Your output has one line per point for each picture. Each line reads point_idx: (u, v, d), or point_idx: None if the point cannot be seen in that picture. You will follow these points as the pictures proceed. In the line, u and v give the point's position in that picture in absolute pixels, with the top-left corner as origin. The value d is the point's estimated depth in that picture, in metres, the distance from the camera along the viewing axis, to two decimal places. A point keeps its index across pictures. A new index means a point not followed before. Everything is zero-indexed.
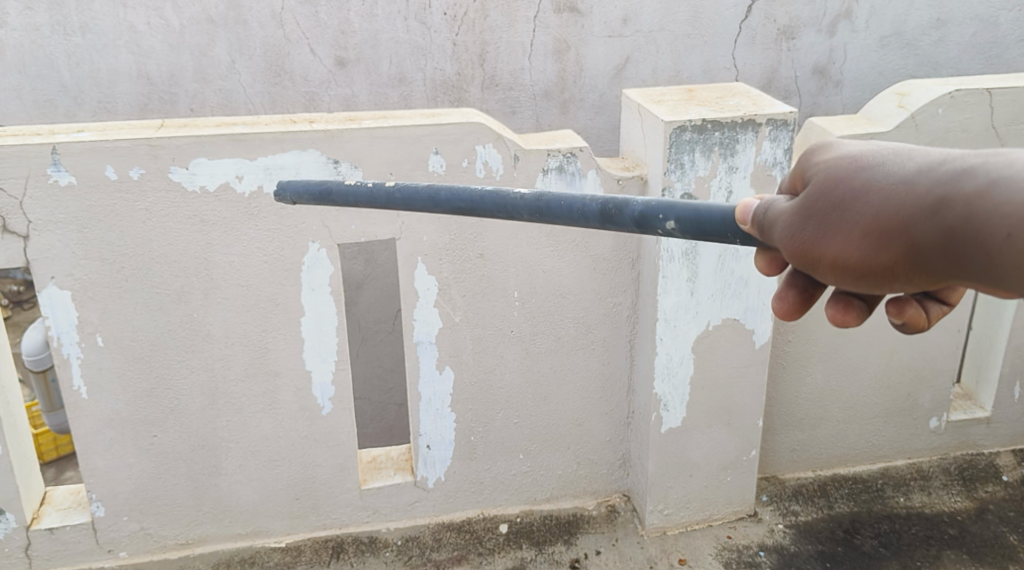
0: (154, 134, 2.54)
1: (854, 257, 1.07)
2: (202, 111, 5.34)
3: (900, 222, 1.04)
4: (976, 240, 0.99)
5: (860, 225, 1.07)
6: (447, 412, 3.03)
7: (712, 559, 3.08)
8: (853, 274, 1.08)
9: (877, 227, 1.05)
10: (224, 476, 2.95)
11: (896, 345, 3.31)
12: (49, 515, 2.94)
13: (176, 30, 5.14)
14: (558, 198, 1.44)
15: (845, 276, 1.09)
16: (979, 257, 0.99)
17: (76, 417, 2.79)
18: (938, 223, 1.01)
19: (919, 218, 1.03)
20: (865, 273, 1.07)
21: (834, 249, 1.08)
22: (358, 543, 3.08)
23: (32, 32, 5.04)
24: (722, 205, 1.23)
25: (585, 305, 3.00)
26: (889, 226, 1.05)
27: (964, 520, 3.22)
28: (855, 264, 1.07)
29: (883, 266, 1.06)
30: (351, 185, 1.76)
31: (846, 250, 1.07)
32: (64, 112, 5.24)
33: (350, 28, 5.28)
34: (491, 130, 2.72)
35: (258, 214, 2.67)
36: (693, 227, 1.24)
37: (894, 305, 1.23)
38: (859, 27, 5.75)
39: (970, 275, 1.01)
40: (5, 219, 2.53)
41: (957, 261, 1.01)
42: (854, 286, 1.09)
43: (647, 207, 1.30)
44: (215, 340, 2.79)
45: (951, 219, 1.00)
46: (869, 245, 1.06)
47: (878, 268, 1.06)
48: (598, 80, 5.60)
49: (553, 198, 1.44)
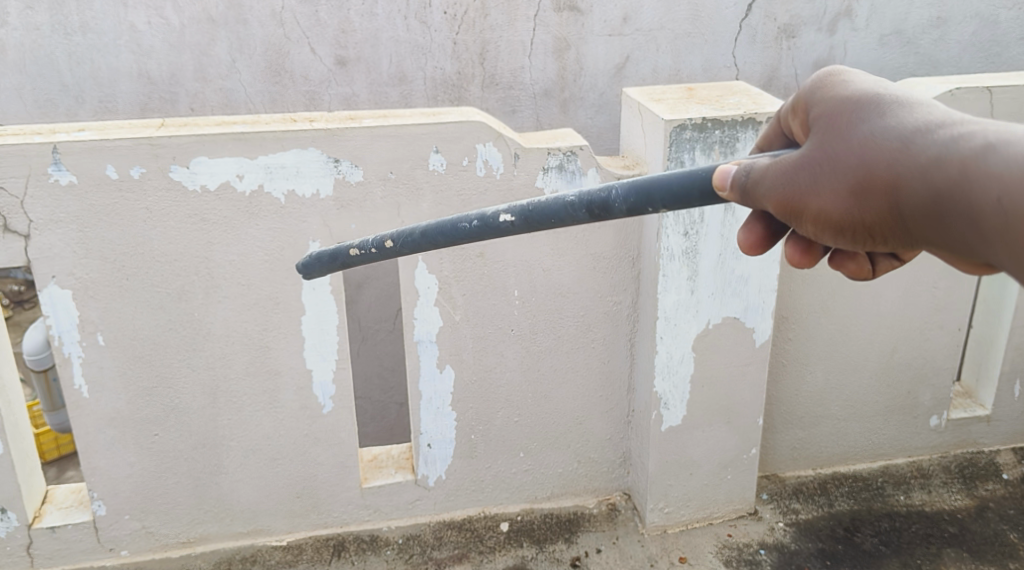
0: (155, 133, 2.54)
1: (837, 210, 1.11)
2: (202, 110, 5.38)
3: (886, 178, 1.07)
4: (958, 205, 1.01)
5: (846, 179, 1.11)
6: (447, 411, 3.04)
7: (713, 557, 3.08)
8: (835, 226, 1.12)
9: (863, 182, 1.09)
10: (225, 475, 2.96)
11: (896, 345, 3.32)
12: (50, 514, 2.95)
13: (176, 30, 5.18)
14: (542, 212, 1.44)
15: (827, 228, 1.13)
16: (960, 222, 1.02)
17: (77, 416, 2.80)
18: (922, 184, 1.04)
19: (905, 175, 1.06)
20: (846, 225, 1.12)
21: (817, 201, 1.13)
22: (358, 542, 3.09)
23: (33, 31, 5.08)
24: (693, 174, 1.27)
25: (584, 303, 3.00)
26: (874, 181, 1.09)
27: (964, 518, 3.22)
28: (837, 217, 1.12)
29: (864, 221, 1.10)
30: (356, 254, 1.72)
31: (830, 203, 1.12)
32: (65, 112, 5.29)
33: (350, 27, 5.31)
34: (492, 129, 2.72)
35: (258, 213, 2.67)
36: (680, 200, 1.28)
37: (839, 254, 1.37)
38: (859, 24, 5.91)
39: (948, 239, 1.04)
40: (5, 218, 2.53)
41: (936, 223, 1.04)
42: (835, 239, 1.14)
43: (630, 199, 1.33)
44: (215, 339, 2.79)
45: (936, 181, 1.03)
46: (852, 200, 1.10)
47: (859, 223, 1.11)
48: (598, 79, 5.69)
49: (537, 213, 1.44)
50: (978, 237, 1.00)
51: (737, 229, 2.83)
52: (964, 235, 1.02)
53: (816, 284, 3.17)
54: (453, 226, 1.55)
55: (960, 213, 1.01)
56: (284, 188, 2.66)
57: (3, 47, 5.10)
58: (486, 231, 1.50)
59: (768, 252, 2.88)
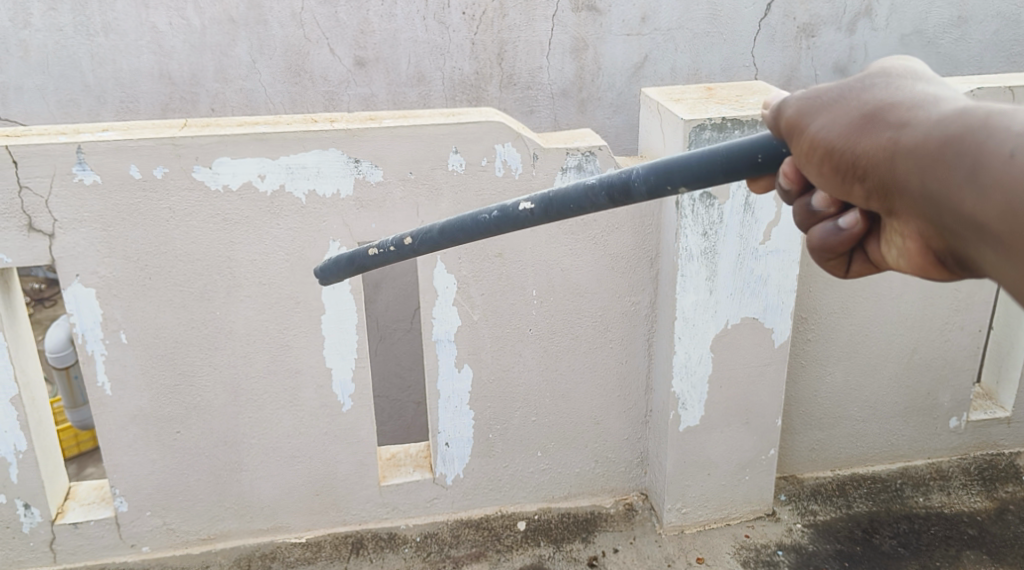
0: (178, 133, 2.57)
1: (835, 136, 1.16)
2: (223, 110, 5.43)
3: (898, 120, 1.13)
4: (951, 158, 1.05)
5: (857, 111, 1.16)
6: (466, 410, 3.05)
7: (731, 558, 3.08)
8: (826, 152, 1.17)
9: (876, 119, 1.14)
10: (245, 472, 2.98)
11: (916, 347, 3.31)
12: (72, 510, 2.98)
13: (197, 30, 5.22)
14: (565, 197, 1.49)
15: (819, 152, 1.18)
16: (947, 176, 1.06)
17: (100, 413, 2.83)
18: (926, 131, 1.09)
19: (914, 121, 1.11)
20: (836, 154, 1.16)
21: (822, 124, 1.18)
22: (377, 539, 3.10)
23: (56, 32, 5.14)
24: (715, 151, 1.31)
25: (602, 303, 3.01)
26: (883, 120, 1.14)
27: (984, 520, 3.21)
28: (834, 141, 1.17)
29: (856, 154, 1.15)
30: (375, 255, 1.75)
31: (831, 129, 1.17)
32: (88, 112, 5.34)
33: (369, 27, 5.34)
34: (511, 130, 2.72)
35: (280, 213, 2.69)
36: (703, 180, 1.32)
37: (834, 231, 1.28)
38: (880, 24, 5.90)
39: (928, 193, 1.08)
40: (30, 217, 2.56)
41: (924, 173, 1.08)
42: (820, 165, 1.19)
43: (651, 180, 1.36)
44: (236, 337, 2.82)
45: (939, 132, 1.07)
46: (853, 131, 1.15)
47: (850, 156, 1.15)
48: (616, 79, 5.69)
49: (559, 199, 1.49)
50: (963, 192, 1.04)
51: (756, 230, 2.82)
52: (948, 190, 1.06)
53: (835, 285, 3.16)
54: (473, 220, 1.60)
55: (950, 166, 1.05)
56: (305, 188, 2.68)
57: (27, 48, 5.16)
58: (508, 221, 1.56)
59: (787, 253, 2.88)
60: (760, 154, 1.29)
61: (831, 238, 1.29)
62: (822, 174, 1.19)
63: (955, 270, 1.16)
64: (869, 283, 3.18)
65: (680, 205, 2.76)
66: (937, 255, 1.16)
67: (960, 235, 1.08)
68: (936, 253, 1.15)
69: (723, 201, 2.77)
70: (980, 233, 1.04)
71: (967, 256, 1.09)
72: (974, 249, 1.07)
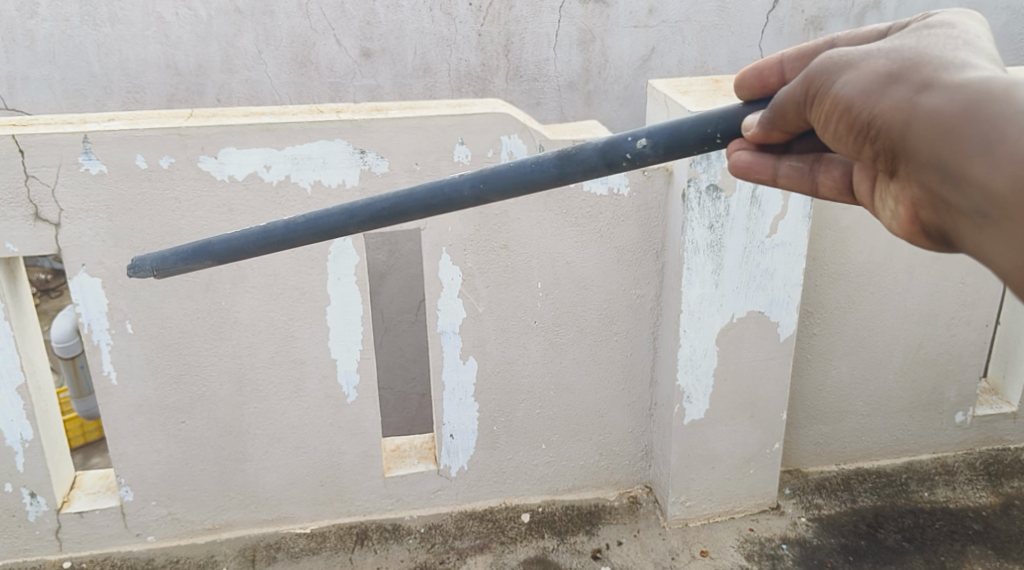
0: (183, 124, 2.57)
1: (857, 96, 1.22)
2: (229, 101, 5.43)
3: (920, 82, 1.17)
4: (967, 125, 1.09)
5: (881, 71, 1.21)
6: (470, 402, 3.05)
7: (735, 551, 3.08)
8: (844, 109, 1.23)
9: (897, 82, 1.19)
10: (251, 462, 2.99)
11: (922, 341, 3.30)
12: (78, 499, 3.00)
13: (204, 21, 5.21)
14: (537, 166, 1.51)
15: (839, 109, 1.24)
16: (959, 144, 1.10)
17: (106, 403, 2.84)
18: (946, 95, 1.13)
19: (938, 84, 1.15)
20: (856, 112, 1.22)
21: (843, 83, 1.23)
22: (381, 530, 3.11)
23: (62, 22, 5.14)
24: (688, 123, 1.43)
25: (607, 295, 3.00)
26: (905, 81, 1.18)
27: (990, 515, 3.21)
28: (853, 100, 1.22)
29: (874, 114, 1.20)
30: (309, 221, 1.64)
31: (853, 88, 1.22)
32: (94, 103, 5.35)
33: (376, 19, 5.32)
34: (517, 121, 2.72)
35: (285, 204, 2.69)
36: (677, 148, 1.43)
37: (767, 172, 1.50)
38: (889, 17, 5.86)
39: (937, 159, 1.13)
40: (37, 207, 2.56)
41: (936, 137, 1.13)
42: (839, 123, 1.25)
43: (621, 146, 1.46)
44: (242, 327, 2.82)
45: (958, 100, 1.11)
46: (876, 89, 1.20)
47: (868, 115, 1.21)
48: (623, 71, 5.68)
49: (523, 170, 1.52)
50: (971, 161, 1.09)
51: (763, 223, 2.82)
52: (957, 158, 1.10)
53: (841, 279, 3.15)
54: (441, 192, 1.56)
55: (964, 134, 1.10)
56: (311, 178, 2.67)
57: (33, 38, 5.16)
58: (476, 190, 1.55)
59: (794, 246, 2.87)
60: (715, 132, 1.43)
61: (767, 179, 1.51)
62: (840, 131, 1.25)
63: (942, 242, 1.24)
64: (875, 277, 3.17)
65: (686, 198, 2.75)
66: (929, 224, 1.22)
67: (958, 207, 1.13)
68: (929, 221, 1.22)
69: (729, 194, 2.76)
70: (982, 206, 1.09)
71: (960, 230, 1.15)
72: (968, 223, 1.12)
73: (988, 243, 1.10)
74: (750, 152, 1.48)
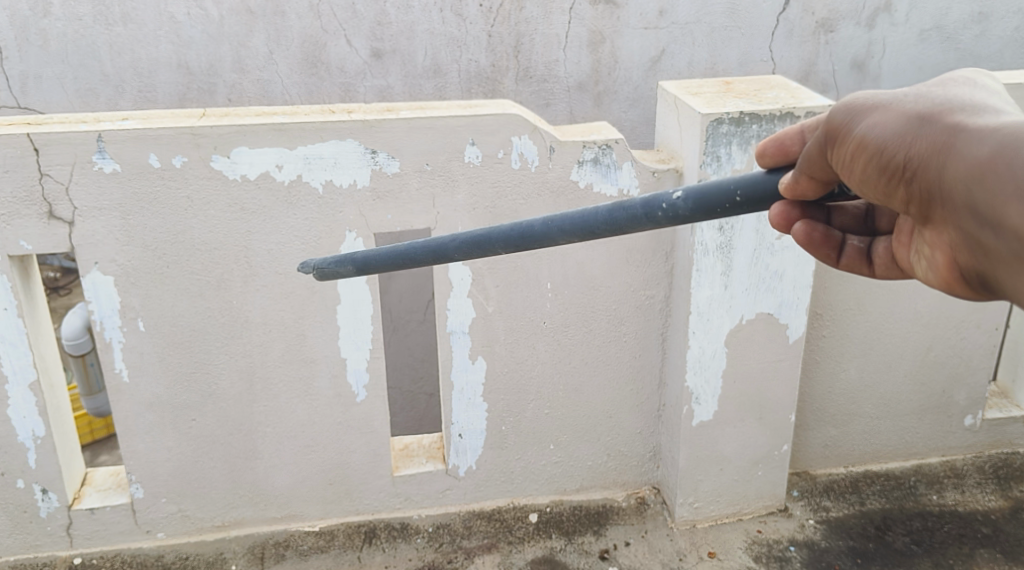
0: (197, 123, 2.58)
1: (888, 137, 1.17)
2: (240, 100, 5.25)
3: (952, 125, 1.11)
4: (1000, 168, 1.02)
5: (912, 113, 1.16)
6: (479, 402, 3.05)
7: (743, 553, 3.08)
8: (875, 152, 1.18)
9: (929, 124, 1.14)
10: (260, 460, 3.00)
11: (931, 344, 3.30)
12: (89, 496, 3.01)
13: (215, 21, 5.06)
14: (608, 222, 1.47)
15: (869, 151, 1.19)
16: (994, 187, 1.03)
17: (118, 401, 2.85)
18: (978, 142, 1.06)
19: (968, 128, 1.09)
20: (887, 153, 1.17)
21: (872, 125, 1.19)
22: (390, 529, 3.12)
23: (75, 22, 4.98)
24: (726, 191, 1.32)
25: (617, 296, 3.00)
26: (936, 124, 1.13)
27: (999, 519, 3.20)
28: (886, 142, 1.17)
29: (906, 155, 1.15)
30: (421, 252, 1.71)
31: (881, 130, 1.18)
32: (106, 101, 5.17)
33: (386, 19, 5.17)
34: (527, 123, 2.73)
35: (297, 204, 2.71)
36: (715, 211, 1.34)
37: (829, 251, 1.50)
38: (899, 19, 5.65)
39: (972, 204, 1.07)
40: (51, 205, 2.58)
41: (970, 181, 1.06)
42: (866, 166, 1.20)
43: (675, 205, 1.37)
44: (253, 326, 2.83)
45: (991, 143, 1.05)
46: (907, 132, 1.16)
47: (901, 156, 1.16)
48: (632, 72, 5.50)
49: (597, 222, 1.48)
50: (1009, 205, 1.01)
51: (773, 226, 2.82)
52: (993, 204, 1.03)
53: (851, 282, 3.15)
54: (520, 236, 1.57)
55: (999, 178, 1.02)
56: (322, 178, 2.69)
57: (47, 37, 5.00)
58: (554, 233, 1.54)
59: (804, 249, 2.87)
60: (738, 192, 1.32)
61: (823, 260, 1.51)
62: (869, 174, 1.20)
63: (979, 288, 1.17)
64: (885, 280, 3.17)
65: None
66: (968, 268, 1.15)
67: (997, 250, 1.06)
68: (968, 266, 1.14)
69: None
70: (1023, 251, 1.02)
71: (1000, 274, 1.08)
72: (1010, 267, 1.05)
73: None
74: (809, 228, 1.46)
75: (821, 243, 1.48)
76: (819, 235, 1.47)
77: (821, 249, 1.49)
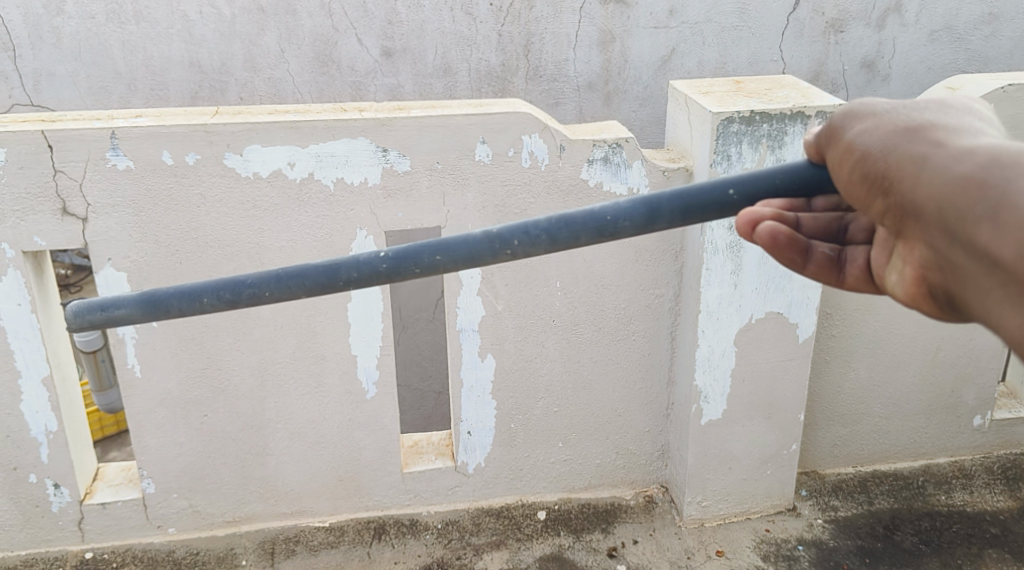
0: (210, 121, 2.60)
1: (873, 145, 1.18)
2: (251, 99, 5.28)
3: (932, 141, 1.12)
4: (972, 188, 1.04)
5: (899, 126, 1.17)
6: (488, 399, 3.07)
7: (750, 551, 3.09)
8: (859, 158, 1.19)
9: (914, 136, 1.15)
10: (271, 456, 3.02)
11: (941, 344, 3.29)
12: (101, 490, 3.04)
13: (227, 20, 5.08)
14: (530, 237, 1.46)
15: (855, 157, 1.20)
16: (965, 206, 1.04)
17: (130, 397, 2.88)
18: (954, 161, 1.07)
19: (948, 148, 1.10)
20: (870, 161, 1.17)
21: (860, 133, 1.21)
22: (399, 525, 3.14)
23: (89, 20, 5.00)
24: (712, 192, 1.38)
25: (627, 294, 3.01)
26: (919, 138, 1.14)
27: (1007, 519, 3.20)
28: (871, 152, 1.18)
29: (886, 164, 1.15)
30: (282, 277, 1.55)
31: (868, 139, 1.19)
32: (118, 99, 5.19)
33: (397, 18, 5.18)
34: (538, 122, 2.74)
35: (308, 201, 2.72)
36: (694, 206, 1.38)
37: (799, 260, 1.42)
38: (909, 20, 5.64)
39: (944, 220, 1.07)
40: (64, 202, 2.61)
41: (944, 197, 1.07)
42: (852, 171, 1.20)
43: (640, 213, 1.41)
44: (264, 323, 2.85)
45: (967, 163, 1.06)
46: (890, 142, 1.16)
47: (881, 166, 1.16)
48: (643, 71, 5.50)
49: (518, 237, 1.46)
50: (978, 224, 1.02)
51: None
52: (963, 221, 1.04)
53: None
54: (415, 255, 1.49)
55: (970, 197, 1.04)
56: (334, 175, 2.70)
57: (60, 35, 5.02)
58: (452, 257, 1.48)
59: None
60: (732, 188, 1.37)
61: (792, 268, 1.43)
62: (854, 177, 1.20)
63: (944, 308, 1.16)
64: None
65: None
66: (935, 287, 1.14)
67: (963, 267, 1.07)
68: (935, 284, 1.14)
69: None
70: (990, 270, 1.02)
71: (965, 294, 1.08)
72: (975, 287, 1.06)
73: (996, 305, 1.03)
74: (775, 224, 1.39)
75: (789, 249, 1.40)
76: (789, 242, 1.40)
77: (789, 255, 1.41)
